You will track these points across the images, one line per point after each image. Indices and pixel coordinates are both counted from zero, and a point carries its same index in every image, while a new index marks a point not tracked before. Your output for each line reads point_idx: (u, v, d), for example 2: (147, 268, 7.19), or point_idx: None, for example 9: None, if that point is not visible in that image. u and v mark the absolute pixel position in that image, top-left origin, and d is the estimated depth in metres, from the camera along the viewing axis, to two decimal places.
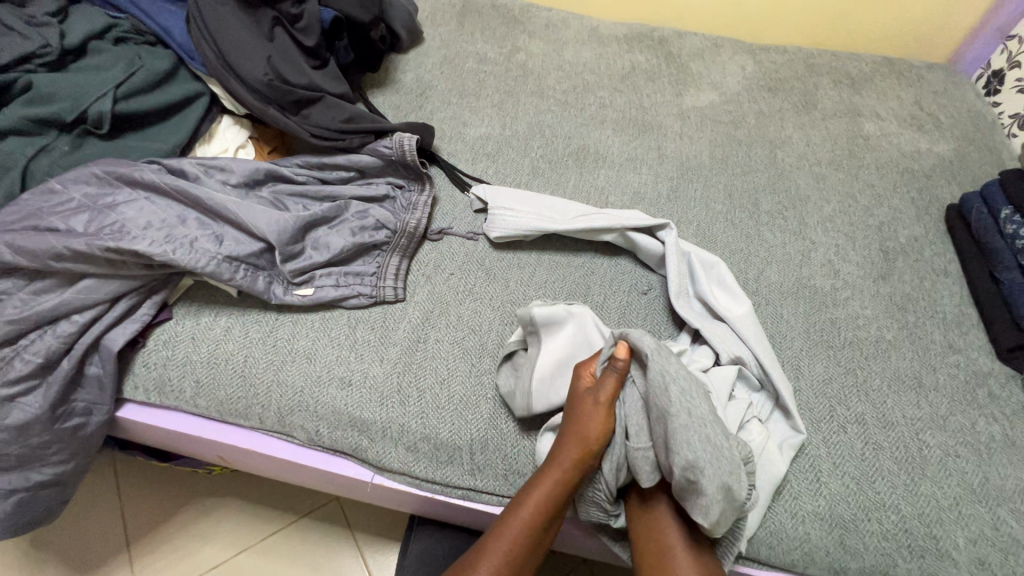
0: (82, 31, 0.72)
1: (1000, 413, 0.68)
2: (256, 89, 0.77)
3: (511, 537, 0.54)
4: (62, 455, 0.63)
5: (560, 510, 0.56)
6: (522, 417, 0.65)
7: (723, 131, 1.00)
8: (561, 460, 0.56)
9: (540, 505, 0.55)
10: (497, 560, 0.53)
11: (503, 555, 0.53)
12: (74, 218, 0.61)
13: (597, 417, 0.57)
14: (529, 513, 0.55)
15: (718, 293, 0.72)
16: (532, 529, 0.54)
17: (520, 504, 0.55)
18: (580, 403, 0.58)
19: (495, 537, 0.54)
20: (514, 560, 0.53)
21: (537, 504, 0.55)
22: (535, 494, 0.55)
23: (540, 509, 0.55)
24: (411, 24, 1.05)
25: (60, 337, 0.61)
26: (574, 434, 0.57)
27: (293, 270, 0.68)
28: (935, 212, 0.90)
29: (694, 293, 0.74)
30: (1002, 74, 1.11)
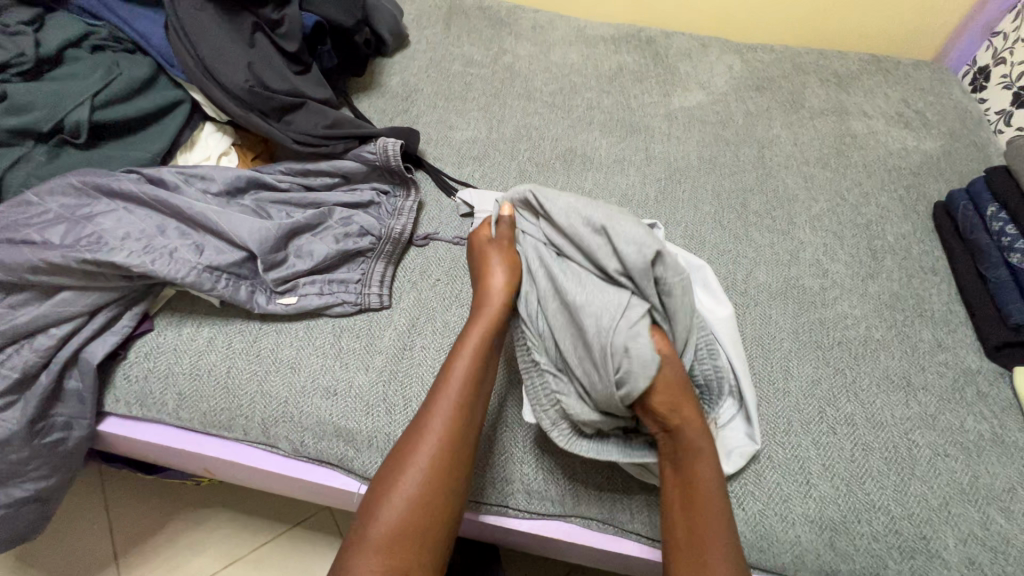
0: (58, 39, 0.71)
1: (988, 411, 0.68)
2: (236, 96, 0.76)
3: (435, 425, 0.52)
4: (42, 471, 0.62)
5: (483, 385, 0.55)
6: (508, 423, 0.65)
7: (711, 132, 1.00)
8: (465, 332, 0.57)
9: (458, 381, 0.53)
10: (425, 451, 0.50)
11: (430, 444, 0.51)
12: (50, 229, 0.60)
13: (496, 281, 0.59)
14: (450, 396, 0.53)
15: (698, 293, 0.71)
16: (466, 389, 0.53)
17: (436, 391, 0.54)
18: (483, 279, 0.60)
19: (418, 429, 0.52)
20: (444, 444, 0.51)
21: (454, 381, 0.53)
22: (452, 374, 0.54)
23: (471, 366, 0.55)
24: (395, 27, 1.05)
25: (37, 352, 0.60)
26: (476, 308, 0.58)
27: (276, 279, 0.67)
28: (922, 209, 0.90)
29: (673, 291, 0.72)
30: (988, 71, 1.11)
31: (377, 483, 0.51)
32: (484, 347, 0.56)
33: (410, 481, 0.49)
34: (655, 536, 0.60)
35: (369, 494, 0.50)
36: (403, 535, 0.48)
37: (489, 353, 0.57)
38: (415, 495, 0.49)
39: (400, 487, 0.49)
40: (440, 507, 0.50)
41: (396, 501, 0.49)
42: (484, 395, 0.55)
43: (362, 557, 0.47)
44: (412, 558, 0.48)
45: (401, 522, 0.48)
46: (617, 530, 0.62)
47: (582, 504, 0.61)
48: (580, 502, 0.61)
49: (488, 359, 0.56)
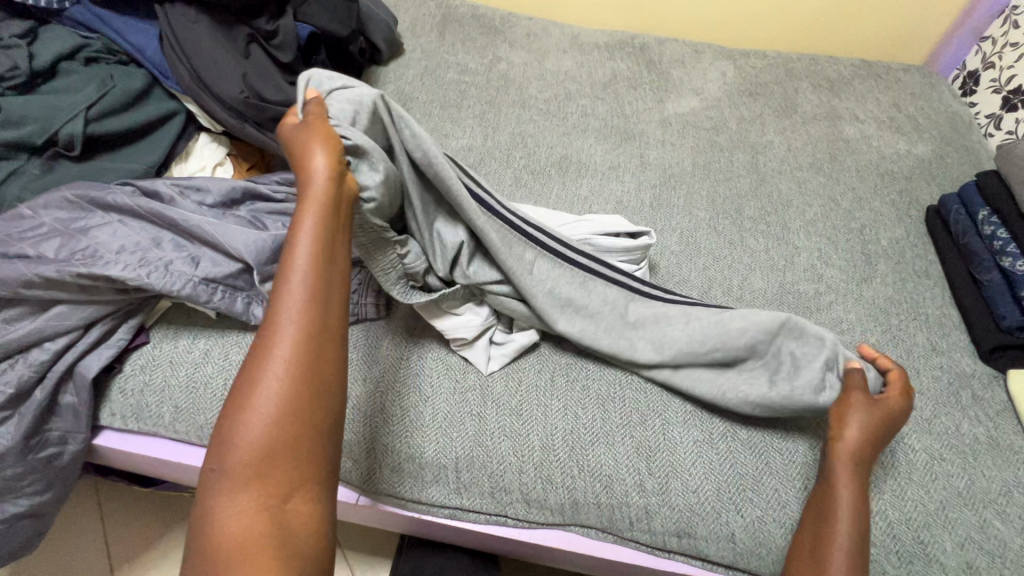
0: (51, 52, 0.71)
1: (983, 415, 0.69)
2: (231, 107, 0.75)
3: (276, 345, 0.43)
4: (36, 486, 0.62)
5: (330, 282, 0.46)
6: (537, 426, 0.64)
7: (705, 138, 1.01)
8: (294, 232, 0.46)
9: (294, 290, 0.44)
10: (269, 378, 0.42)
11: (275, 365, 0.42)
12: (44, 243, 0.60)
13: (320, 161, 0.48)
14: (289, 311, 0.44)
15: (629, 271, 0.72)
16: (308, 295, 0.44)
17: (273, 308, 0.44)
18: (303, 160, 0.49)
19: (257, 356, 0.43)
20: (292, 363, 0.42)
21: (293, 290, 0.44)
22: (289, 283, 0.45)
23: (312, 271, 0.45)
24: (390, 36, 1.05)
25: (32, 366, 0.59)
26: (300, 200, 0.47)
27: (272, 290, 0.67)
28: (915, 213, 0.91)
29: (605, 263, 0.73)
30: (978, 75, 1.13)
31: (218, 430, 0.42)
32: (321, 239, 0.46)
33: (256, 412, 0.41)
34: (654, 543, 0.61)
35: (212, 444, 0.42)
36: (264, 471, 0.40)
37: (332, 244, 0.47)
38: (266, 425, 0.41)
39: (245, 423, 0.41)
40: (308, 424, 0.42)
41: (245, 437, 0.41)
42: (336, 291, 0.46)
43: (221, 507, 0.40)
44: (282, 492, 0.41)
45: (256, 457, 0.40)
46: (615, 538, 0.62)
47: (581, 512, 0.61)
48: (579, 509, 0.61)
49: (333, 252, 0.47)
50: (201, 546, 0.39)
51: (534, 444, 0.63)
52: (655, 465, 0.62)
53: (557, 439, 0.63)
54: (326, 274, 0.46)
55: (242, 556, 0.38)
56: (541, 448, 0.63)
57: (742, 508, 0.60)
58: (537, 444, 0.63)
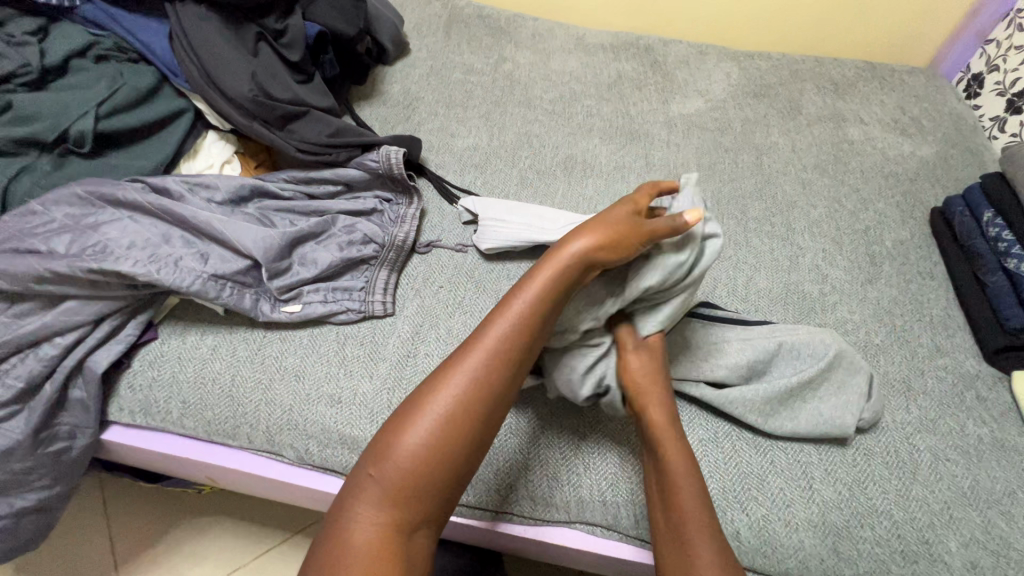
0: (63, 49, 0.72)
1: (988, 416, 0.69)
2: (239, 105, 0.76)
3: (452, 386, 0.50)
4: (45, 481, 0.62)
5: (520, 352, 0.51)
6: (548, 426, 0.64)
7: (710, 138, 1.01)
8: (516, 294, 0.53)
9: (487, 347, 0.51)
10: (435, 411, 0.49)
11: (444, 401, 0.49)
12: (55, 239, 0.61)
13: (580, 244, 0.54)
14: (475, 364, 0.50)
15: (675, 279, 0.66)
16: (495, 353, 0.51)
17: (468, 351, 0.51)
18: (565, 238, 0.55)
19: (429, 388, 0.50)
20: (457, 408, 0.49)
21: (486, 345, 0.51)
22: (487, 338, 0.51)
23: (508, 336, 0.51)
24: (397, 36, 1.06)
25: (42, 361, 0.60)
26: (534, 275, 0.53)
27: (280, 287, 0.67)
28: (919, 215, 0.91)
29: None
30: (982, 78, 1.13)
31: (388, 427, 0.50)
32: (534, 315, 0.52)
33: (417, 433, 0.48)
34: None
35: (381, 434, 0.50)
36: (406, 497, 0.47)
37: (539, 316, 0.52)
38: (419, 450, 0.48)
39: (406, 439, 0.48)
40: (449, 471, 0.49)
41: (403, 451, 0.48)
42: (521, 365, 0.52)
43: (365, 490, 0.48)
44: (414, 514, 0.48)
45: (404, 473, 0.48)
46: (620, 535, 0.62)
47: (586, 510, 0.61)
48: (584, 506, 0.61)
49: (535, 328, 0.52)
50: (335, 533, 0.47)
51: (539, 441, 0.63)
52: None
53: (562, 436, 0.64)
54: (519, 346, 0.51)
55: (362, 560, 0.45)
56: (547, 445, 0.63)
57: (746, 506, 0.60)
58: (542, 440, 0.63)
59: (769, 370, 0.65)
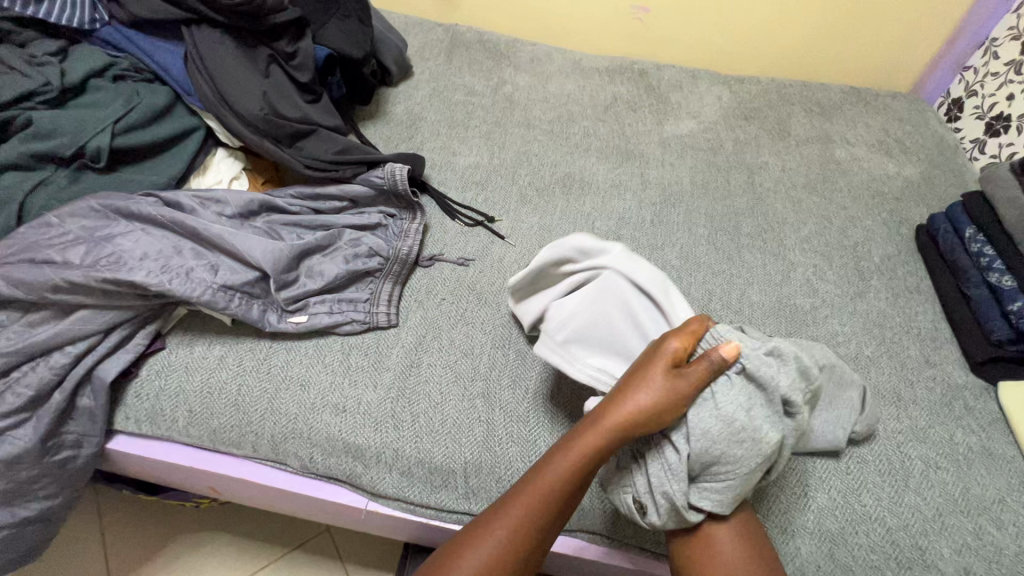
0: (81, 69, 0.74)
1: (976, 424, 0.71)
2: (250, 123, 0.79)
3: (508, 514, 0.53)
4: (48, 490, 0.62)
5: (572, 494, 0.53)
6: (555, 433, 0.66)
7: (703, 158, 1.05)
8: (590, 429, 0.53)
9: (536, 494, 0.53)
10: (491, 541, 0.52)
11: (499, 531, 0.52)
12: (70, 249, 0.63)
13: (636, 404, 0.52)
14: (523, 500, 0.53)
15: (727, 449, 0.52)
16: (540, 505, 0.53)
17: (516, 494, 0.53)
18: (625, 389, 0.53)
19: (476, 533, 0.53)
20: (504, 551, 0.51)
21: (538, 485, 0.53)
22: (543, 476, 0.53)
23: (546, 493, 0.53)
24: (401, 59, 1.10)
25: (53, 369, 0.61)
26: (569, 444, 0.54)
27: (288, 298, 0.69)
28: (905, 232, 0.95)
29: (679, 488, 0.53)
30: (962, 102, 1.18)
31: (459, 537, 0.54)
32: (589, 464, 0.52)
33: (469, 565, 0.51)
34: (658, 549, 0.62)
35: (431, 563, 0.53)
36: None
37: (572, 491, 0.53)
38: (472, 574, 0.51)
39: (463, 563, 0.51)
40: None
41: None
42: (543, 525, 0.53)
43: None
44: None
45: None
46: (620, 543, 0.63)
47: (587, 517, 0.62)
48: (584, 515, 0.62)
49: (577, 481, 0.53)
50: None
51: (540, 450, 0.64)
52: None
53: None
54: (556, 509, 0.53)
55: None
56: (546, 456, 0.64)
57: None
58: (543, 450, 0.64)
59: None
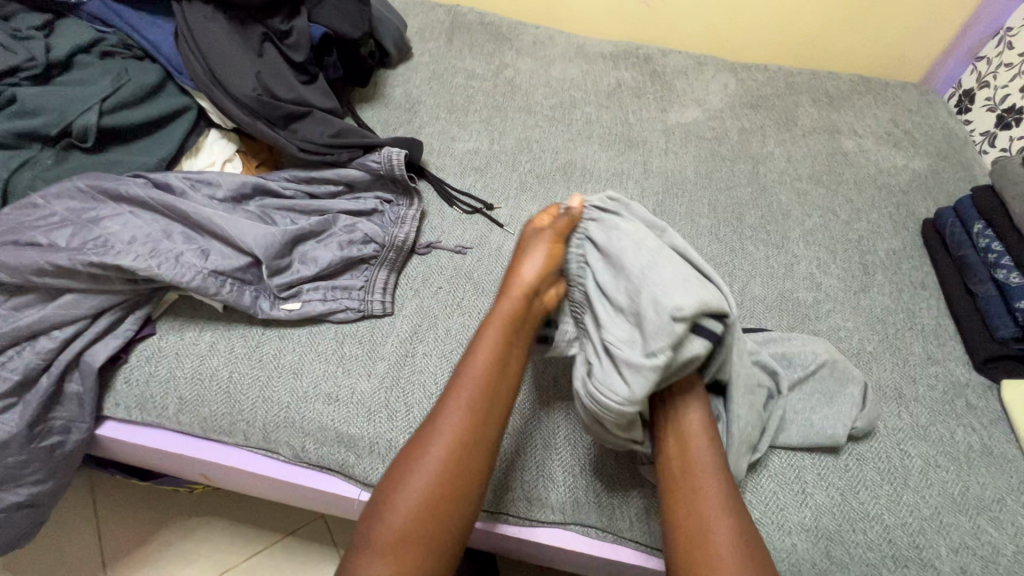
0: (68, 45, 0.72)
1: (978, 423, 0.70)
2: (243, 104, 0.77)
3: (434, 446, 0.51)
4: (37, 476, 0.62)
5: (497, 375, 0.54)
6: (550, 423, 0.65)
7: (708, 147, 1.03)
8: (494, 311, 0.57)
9: (467, 384, 0.53)
10: (428, 459, 0.50)
11: (435, 449, 0.50)
12: (56, 232, 0.61)
13: (526, 278, 0.57)
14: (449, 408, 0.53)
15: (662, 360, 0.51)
16: (474, 394, 0.53)
17: (447, 393, 0.53)
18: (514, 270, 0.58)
19: (422, 441, 0.51)
20: (449, 447, 0.50)
21: (466, 377, 0.53)
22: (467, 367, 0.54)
23: (478, 381, 0.53)
24: (400, 40, 1.07)
25: (39, 354, 0.60)
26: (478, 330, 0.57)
27: (280, 285, 0.68)
28: (912, 226, 0.93)
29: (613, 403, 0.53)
30: (973, 93, 1.16)
31: (404, 457, 0.51)
32: (501, 340, 0.55)
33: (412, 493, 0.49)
34: (653, 544, 0.61)
35: (378, 492, 0.50)
36: (409, 532, 0.48)
37: (497, 374, 0.54)
38: (423, 485, 0.49)
39: (412, 481, 0.49)
40: (432, 513, 0.48)
41: (407, 494, 0.49)
42: (483, 414, 0.52)
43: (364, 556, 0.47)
44: (403, 540, 0.47)
45: (410, 514, 0.48)
46: (615, 537, 0.62)
47: (582, 511, 0.61)
48: (580, 509, 0.61)
49: (500, 363, 0.55)
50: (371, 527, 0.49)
51: (534, 442, 0.64)
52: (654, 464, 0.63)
53: (556, 437, 0.64)
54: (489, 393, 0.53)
55: (383, 545, 0.47)
56: (543, 447, 0.63)
57: None
58: (537, 442, 0.63)
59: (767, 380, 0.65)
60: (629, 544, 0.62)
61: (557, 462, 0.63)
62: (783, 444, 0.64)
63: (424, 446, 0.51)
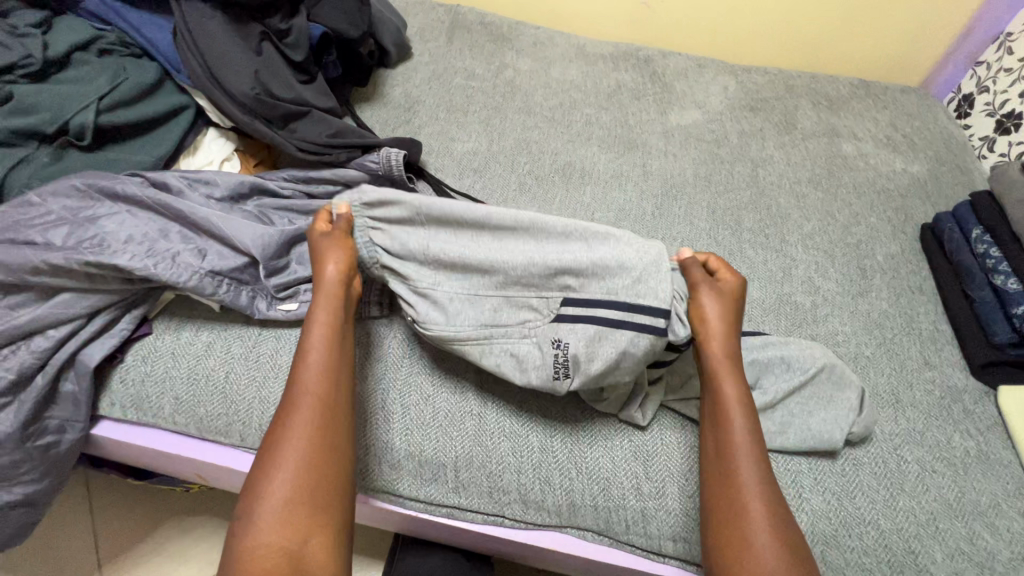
0: (66, 42, 0.72)
1: (974, 428, 0.70)
2: (242, 103, 0.77)
3: (291, 432, 0.51)
4: (32, 475, 0.61)
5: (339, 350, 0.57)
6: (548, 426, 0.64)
7: (707, 150, 1.03)
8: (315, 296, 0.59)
9: (310, 370, 0.54)
10: (294, 437, 0.50)
11: (294, 433, 0.51)
12: (52, 230, 0.61)
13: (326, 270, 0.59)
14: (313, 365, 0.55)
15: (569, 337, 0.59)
16: (320, 376, 0.54)
17: (293, 384, 0.54)
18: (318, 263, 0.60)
19: (278, 433, 0.51)
20: (308, 427, 0.51)
21: (309, 363, 0.54)
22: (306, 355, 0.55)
23: (323, 361, 0.55)
24: (400, 40, 1.07)
25: (35, 353, 0.59)
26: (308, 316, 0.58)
27: (278, 285, 0.67)
28: (910, 230, 0.93)
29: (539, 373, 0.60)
30: (972, 98, 1.16)
31: (262, 456, 0.51)
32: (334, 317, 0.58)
33: (288, 451, 0.50)
34: (649, 548, 0.61)
35: (245, 495, 0.49)
36: (289, 517, 0.47)
37: (337, 351, 0.56)
38: (286, 471, 0.49)
39: (276, 471, 0.49)
40: (303, 493, 0.49)
41: (277, 483, 0.48)
42: (336, 392, 0.54)
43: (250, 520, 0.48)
44: (284, 528, 0.47)
45: (283, 501, 0.48)
46: (611, 540, 0.62)
47: (578, 513, 0.61)
48: (576, 512, 0.61)
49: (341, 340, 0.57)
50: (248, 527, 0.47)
51: (533, 445, 0.63)
52: (652, 468, 0.62)
53: (554, 440, 0.64)
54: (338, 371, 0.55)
55: (269, 536, 0.47)
56: (539, 450, 0.63)
57: None
58: (535, 445, 0.63)
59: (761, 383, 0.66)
60: (626, 547, 0.62)
61: (555, 466, 0.62)
62: (780, 448, 0.64)
63: (281, 438, 0.51)
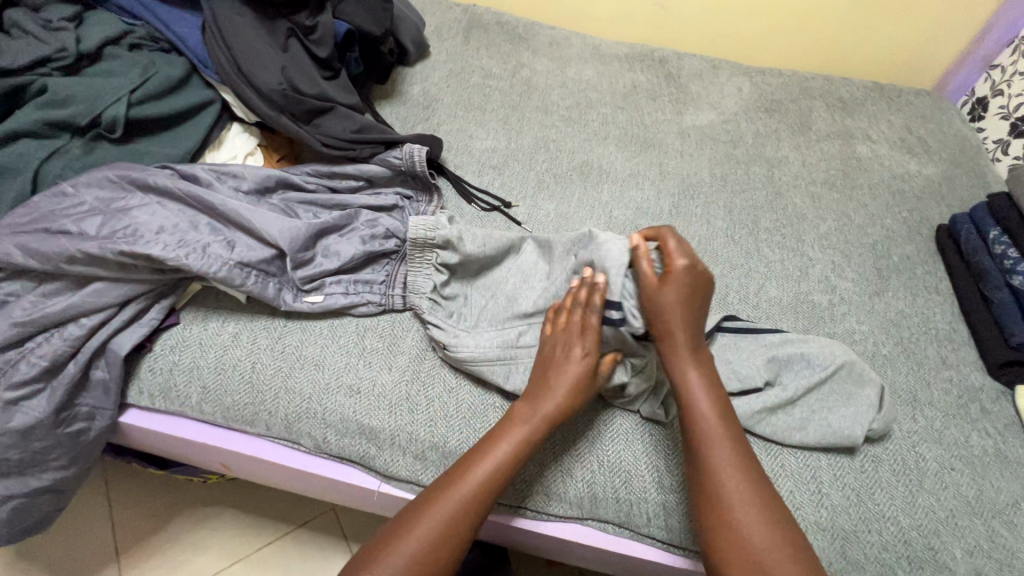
0: (97, 36, 0.73)
1: (992, 427, 0.70)
2: (268, 98, 0.78)
3: (451, 495, 0.53)
4: (62, 461, 0.62)
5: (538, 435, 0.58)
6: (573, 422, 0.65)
7: (723, 150, 1.03)
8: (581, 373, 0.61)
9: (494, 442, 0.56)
10: (450, 502, 0.53)
11: (456, 497, 0.53)
12: (86, 220, 0.62)
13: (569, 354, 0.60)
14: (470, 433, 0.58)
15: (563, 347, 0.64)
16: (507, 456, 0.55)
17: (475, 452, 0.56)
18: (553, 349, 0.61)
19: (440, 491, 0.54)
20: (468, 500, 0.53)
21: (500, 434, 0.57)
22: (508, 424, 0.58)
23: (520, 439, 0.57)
24: (419, 38, 1.08)
25: (67, 340, 0.60)
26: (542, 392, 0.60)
27: (303, 277, 0.68)
28: (926, 232, 0.93)
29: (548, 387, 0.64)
30: (986, 101, 1.16)
31: (417, 504, 0.54)
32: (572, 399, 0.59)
33: (447, 512, 0.52)
34: (671, 541, 0.61)
35: (387, 536, 0.52)
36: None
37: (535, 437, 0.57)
38: (436, 530, 0.51)
39: (424, 525, 0.52)
40: (438, 556, 0.51)
41: (421, 539, 0.51)
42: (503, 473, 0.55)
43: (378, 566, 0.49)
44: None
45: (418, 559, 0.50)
46: (633, 533, 0.63)
47: (600, 506, 0.62)
48: (599, 505, 0.62)
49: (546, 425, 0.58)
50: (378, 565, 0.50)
51: (555, 438, 0.64)
52: (674, 462, 0.63)
53: (577, 434, 0.65)
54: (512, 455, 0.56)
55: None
56: (561, 443, 0.64)
57: None
58: (558, 438, 0.64)
59: (779, 380, 0.67)
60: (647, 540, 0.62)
61: (578, 459, 0.63)
62: (799, 443, 0.65)
63: (442, 497, 0.53)
